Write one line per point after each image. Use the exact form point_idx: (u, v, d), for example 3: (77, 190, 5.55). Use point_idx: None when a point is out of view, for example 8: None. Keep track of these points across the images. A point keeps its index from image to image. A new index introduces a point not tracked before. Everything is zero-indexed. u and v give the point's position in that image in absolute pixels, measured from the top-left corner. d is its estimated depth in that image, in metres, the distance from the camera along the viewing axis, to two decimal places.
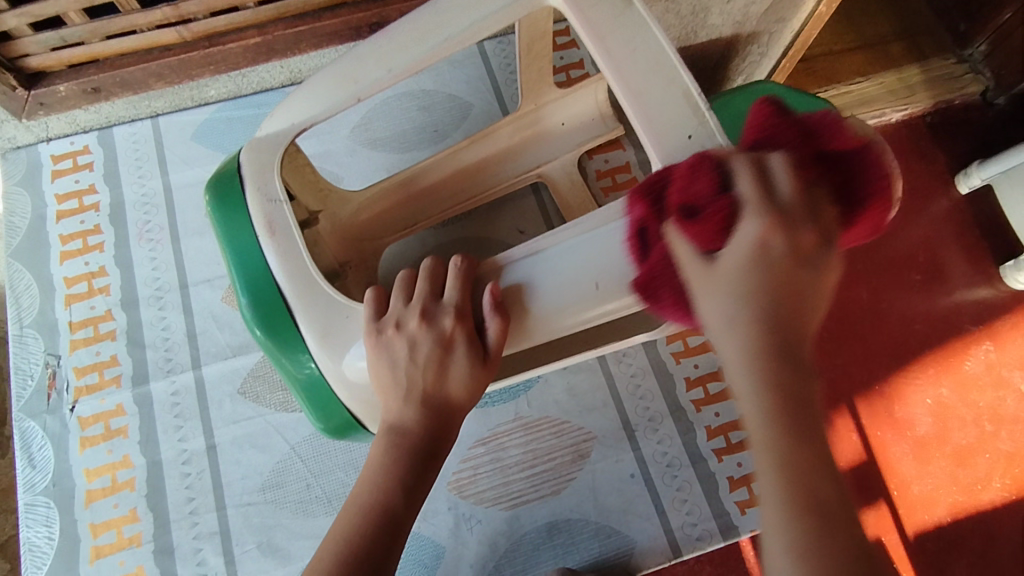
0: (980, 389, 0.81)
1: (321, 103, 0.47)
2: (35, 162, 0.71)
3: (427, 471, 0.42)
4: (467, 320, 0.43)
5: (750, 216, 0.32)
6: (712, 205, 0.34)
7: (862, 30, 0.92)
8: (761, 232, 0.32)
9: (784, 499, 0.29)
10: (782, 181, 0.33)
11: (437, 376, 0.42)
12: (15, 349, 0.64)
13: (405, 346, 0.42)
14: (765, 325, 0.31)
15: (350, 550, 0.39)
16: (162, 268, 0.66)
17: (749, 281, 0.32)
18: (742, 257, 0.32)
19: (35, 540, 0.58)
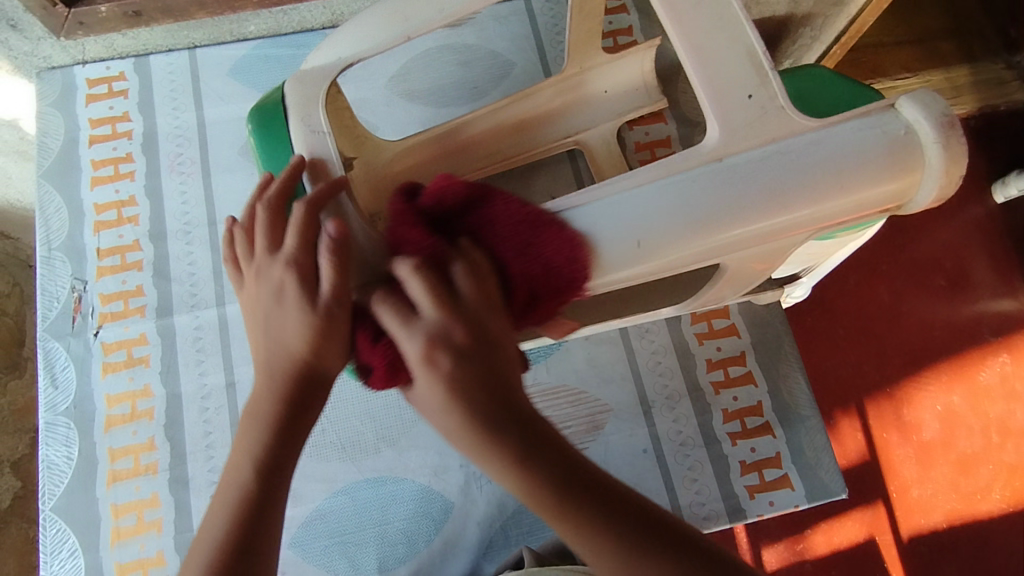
0: (992, 400, 0.85)
1: (369, 37, 0.46)
2: (70, 84, 0.69)
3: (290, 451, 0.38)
4: (300, 268, 0.37)
5: (410, 336, 0.34)
6: (374, 357, 0.36)
7: (915, 24, 0.90)
8: (423, 352, 0.33)
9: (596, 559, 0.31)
10: (442, 302, 0.34)
11: (278, 330, 0.38)
12: (42, 270, 0.64)
13: (263, 290, 0.39)
14: (494, 428, 0.32)
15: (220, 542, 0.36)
16: (191, 203, 0.66)
17: (445, 397, 0.33)
18: (424, 378, 0.33)
19: (54, 458, 0.59)
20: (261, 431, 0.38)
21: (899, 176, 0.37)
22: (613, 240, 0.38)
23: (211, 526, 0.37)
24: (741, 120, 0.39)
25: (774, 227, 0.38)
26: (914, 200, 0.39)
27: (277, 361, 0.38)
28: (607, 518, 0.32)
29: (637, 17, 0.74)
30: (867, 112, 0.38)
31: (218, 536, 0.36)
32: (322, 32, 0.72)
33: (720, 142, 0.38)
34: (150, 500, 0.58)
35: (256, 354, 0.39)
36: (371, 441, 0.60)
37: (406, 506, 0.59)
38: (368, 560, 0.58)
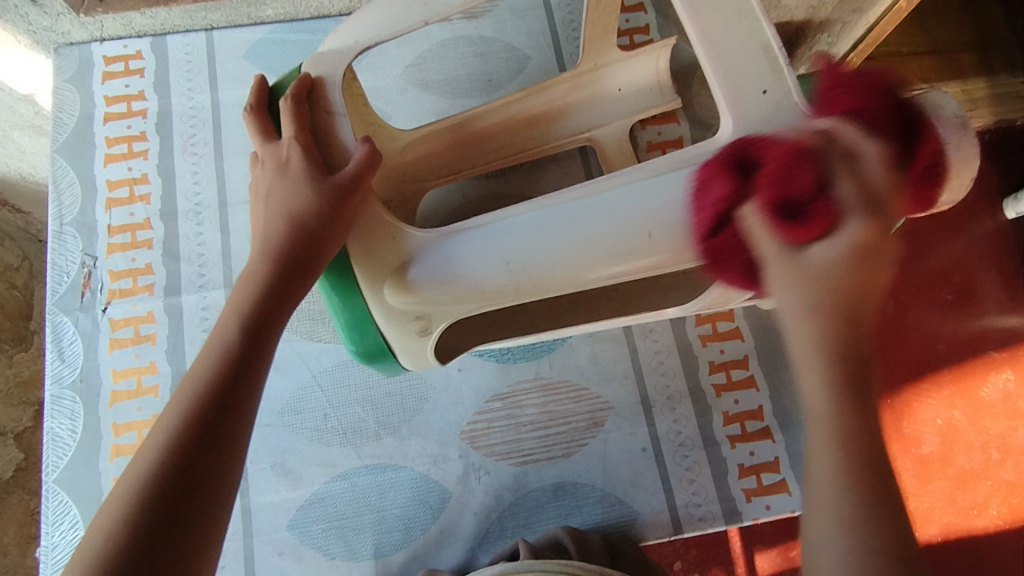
0: (993, 417, 0.85)
1: (386, 21, 0.45)
2: (87, 61, 0.70)
3: (260, 344, 0.41)
4: (302, 142, 0.44)
5: (856, 214, 0.36)
6: (796, 182, 0.36)
7: (934, 34, 0.89)
8: (864, 233, 0.36)
9: (834, 479, 0.35)
10: (876, 165, 0.36)
11: (284, 202, 0.43)
12: (53, 244, 0.64)
13: (268, 171, 0.45)
14: (846, 387, 0.36)
15: (185, 419, 0.37)
16: (203, 183, 0.66)
17: (841, 275, 0.36)
18: (836, 253, 0.36)
19: (58, 431, 0.59)
20: (231, 333, 0.41)
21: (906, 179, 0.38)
22: (624, 230, 0.40)
23: (179, 395, 0.39)
24: (755, 115, 0.40)
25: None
26: (920, 203, 0.40)
27: (278, 242, 0.43)
28: (861, 427, 0.35)
29: (655, 15, 0.73)
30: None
31: (177, 419, 0.38)
32: (339, 18, 0.72)
33: (733, 138, 0.40)
34: None
35: (258, 234, 0.44)
36: (372, 428, 0.61)
37: (404, 494, 0.59)
38: (364, 545, 0.58)
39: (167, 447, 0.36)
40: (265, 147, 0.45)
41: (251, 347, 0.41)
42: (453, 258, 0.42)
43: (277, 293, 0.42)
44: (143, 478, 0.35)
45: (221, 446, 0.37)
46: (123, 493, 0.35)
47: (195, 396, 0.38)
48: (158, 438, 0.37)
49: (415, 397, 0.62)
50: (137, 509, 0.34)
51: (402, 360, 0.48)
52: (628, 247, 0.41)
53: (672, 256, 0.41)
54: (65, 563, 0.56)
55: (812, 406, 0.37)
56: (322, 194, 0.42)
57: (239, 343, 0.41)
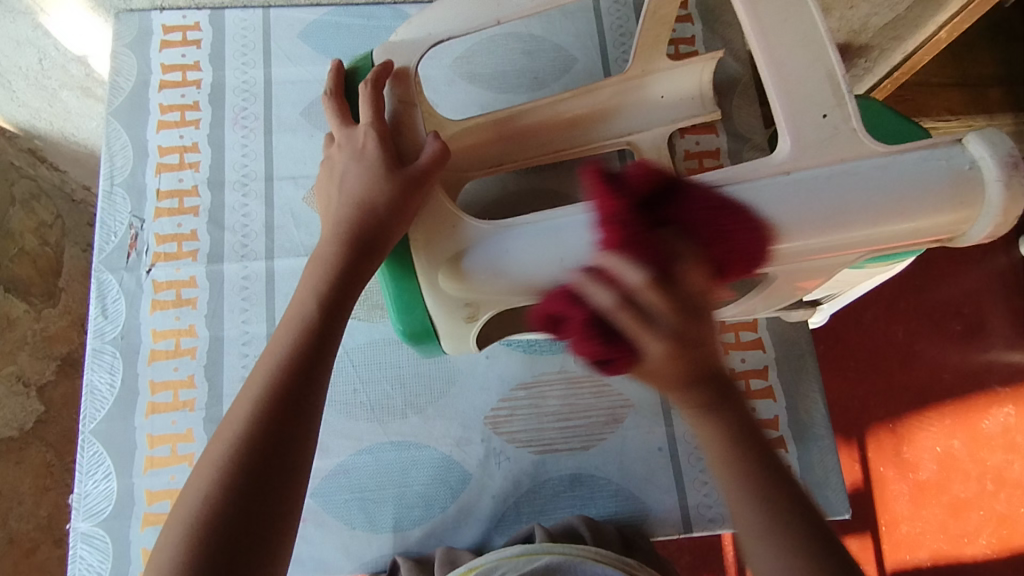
0: (991, 449, 0.88)
1: (459, 17, 0.47)
2: (146, 28, 0.71)
3: (336, 319, 0.44)
4: (378, 130, 0.47)
5: (650, 339, 0.32)
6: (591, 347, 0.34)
7: (967, 68, 0.91)
8: (663, 356, 0.32)
9: (725, 482, 0.36)
10: (651, 299, 0.31)
11: (354, 184, 0.47)
12: (103, 204, 0.66)
13: (343, 154, 0.48)
14: (734, 438, 0.35)
15: (270, 389, 0.40)
16: (251, 156, 0.68)
17: (670, 372, 0.33)
18: (660, 352, 0.32)
19: (97, 384, 0.61)
20: (309, 311, 0.43)
21: (957, 210, 0.39)
22: None
23: (262, 369, 0.41)
24: (814, 137, 0.41)
25: (830, 242, 0.40)
26: (965, 235, 0.42)
27: (349, 222, 0.46)
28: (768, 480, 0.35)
29: (701, 28, 0.75)
30: (932, 144, 0.40)
31: (262, 391, 0.40)
32: (393, 6, 0.74)
33: (791, 157, 0.41)
34: (185, 435, 0.60)
35: (326, 210, 0.48)
36: (400, 406, 0.63)
37: (426, 472, 0.61)
38: (384, 518, 0.60)
39: (255, 417, 0.39)
40: (344, 128, 0.49)
41: (326, 325, 0.43)
42: (505, 252, 0.43)
43: (350, 273, 0.45)
44: (232, 445, 0.38)
45: (303, 417, 0.40)
46: (219, 456, 0.38)
47: (277, 370, 0.41)
48: (246, 408, 0.39)
49: (443, 379, 0.64)
50: (230, 475, 0.37)
51: (446, 345, 0.51)
52: None
53: None
54: (96, 512, 0.58)
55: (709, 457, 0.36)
56: (397, 179, 0.45)
57: (317, 318, 0.43)
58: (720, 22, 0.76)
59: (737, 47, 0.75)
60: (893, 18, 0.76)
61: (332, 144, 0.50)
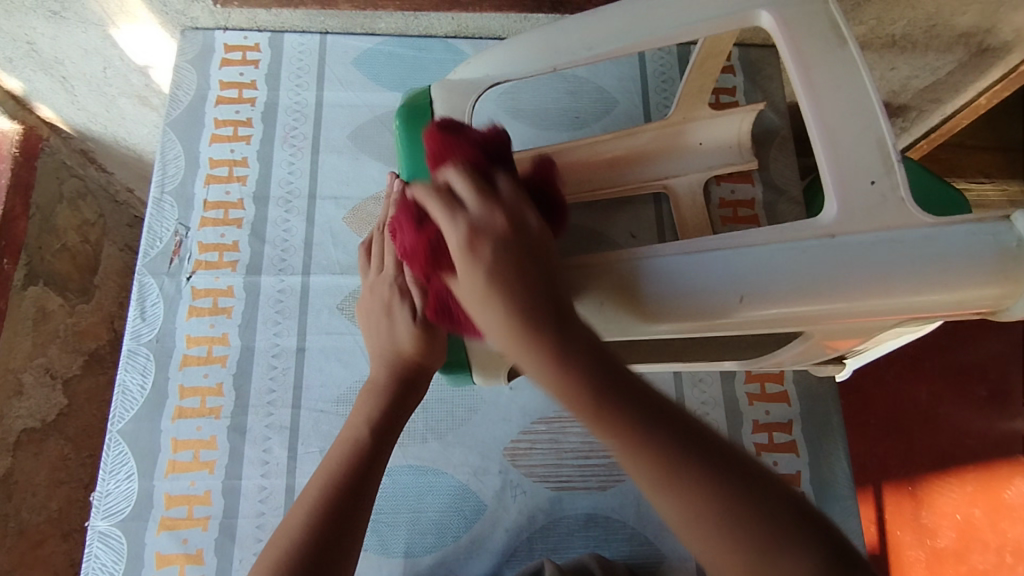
0: (1012, 520, 0.86)
1: (517, 62, 0.50)
2: (208, 46, 0.75)
3: (396, 420, 0.50)
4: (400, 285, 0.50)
5: (455, 221, 0.39)
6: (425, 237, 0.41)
7: (1002, 134, 0.92)
8: (460, 231, 0.38)
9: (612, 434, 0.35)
10: (487, 219, 0.38)
11: (386, 336, 0.50)
12: (152, 210, 0.68)
13: (375, 302, 0.51)
14: (564, 350, 0.36)
15: (340, 474, 0.46)
16: (297, 174, 0.70)
17: (483, 268, 0.38)
18: (459, 246, 0.38)
19: (129, 384, 0.63)
20: (361, 436, 0.48)
21: (1001, 284, 0.40)
22: (715, 290, 0.41)
23: (329, 462, 0.47)
24: (862, 204, 0.41)
25: (874, 304, 0.41)
26: (1008, 310, 0.42)
27: (386, 366, 0.51)
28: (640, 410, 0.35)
29: (742, 79, 0.77)
30: (979, 218, 0.41)
31: (329, 474, 0.46)
32: (445, 40, 0.76)
33: (837, 220, 0.41)
34: (208, 441, 0.61)
35: (369, 349, 0.53)
36: (420, 430, 0.63)
37: (440, 499, 0.61)
38: (396, 542, 0.60)
39: (323, 495, 0.45)
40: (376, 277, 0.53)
41: (375, 452, 0.48)
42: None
43: (395, 410, 0.51)
44: (294, 553, 0.42)
45: (363, 496, 0.46)
46: (291, 529, 0.43)
47: (330, 489, 0.45)
48: (313, 486, 0.46)
49: (465, 406, 0.64)
50: (302, 541, 0.42)
51: (475, 376, 0.53)
52: (717, 308, 0.41)
53: (739, 322, 0.42)
54: (115, 512, 0.59)
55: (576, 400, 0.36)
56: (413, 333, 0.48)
57: (382, 416, 0.50)
58: (761, 75, 0.78)
59: (777, 100, 0.76)
60: (932, 82, 0.78)
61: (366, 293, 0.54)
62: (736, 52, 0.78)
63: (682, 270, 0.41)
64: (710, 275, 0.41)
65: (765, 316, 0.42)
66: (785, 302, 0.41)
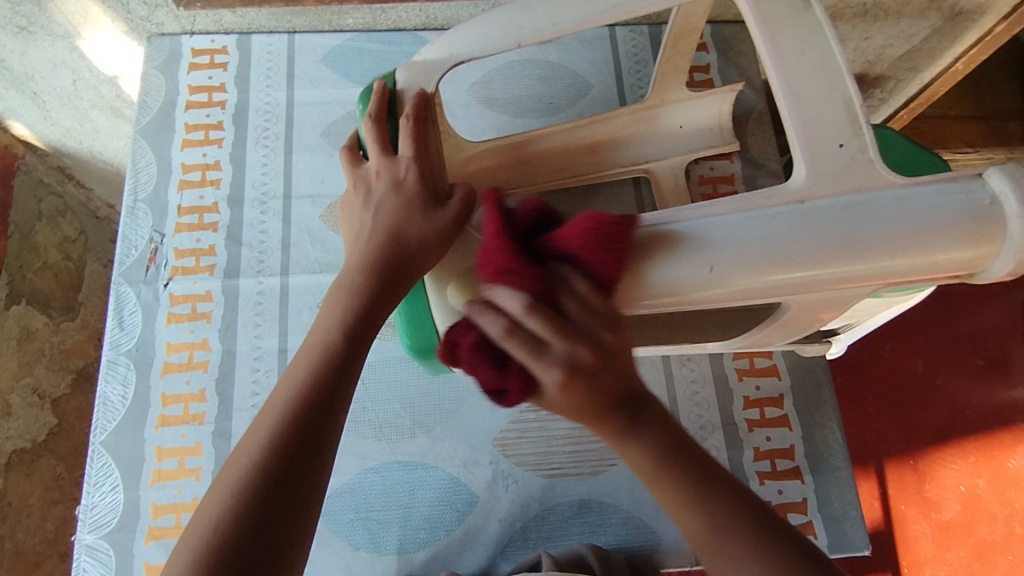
0: (1019, 489, 0.85)
1: (483, 38, 0.49)
2: (175, 52, 0.74)
3: (375, 314, 0.43)
4: (419, 166, 0.47)
5: (544, 368, 0.34)
6: (504, 377, 0.36)
7: (985, 100, 0.91)
8: (558, 379, 0.34)
9: (674, 498, 0.37)
10: (538, 315, 0.34)
11: (388, 218, 0.46)
12: (125, 218, 0.68)
13: (377, 189, 0.47)
14: (633, 433, 0.36)
15: (305, 389, 0.39)
16: (271, 175, 0.69)
17: (579, 407, 0.35)
18: (556, 401, 0.35)
19: (110, 395, 0.62)
20: (332, 338, 0.41)
21: (978, 245, 0.39)
22: (686, 257, 0.40)
23: (292, 375, 0.40)
24: (832, 167, 0.41)
25: (846, 274, 0.40)
26: (989, 269, 0.41)
27: (375, 250, 0.45)
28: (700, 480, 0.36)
29: (716, 56, 0.76)
30: (952, 177, 0.40)
31: (294, 390, 0.39)
32: (415, 33, 0.75)
33: (806, 184, 0.41)
34: (193, 448, 0.60)
35: (358, 235, 0.47)
36: (408, 425, 0.62)
37: (431, 493, 0.60)
38: (389, 540, 0.59)
39: (287, 415, 0.38)
40: (383, 160, 0.48)
41: (348, 355, 0.41)
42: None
43: (374, 302, 0.43)
44: (252, 466, 0.36)
45: (335, 411, 0.39)
46: (248, 461, 0.36)
47: (295, 394, 0.39)
48: (277, 406, 0.38)
49: (452, 398, 0.64)
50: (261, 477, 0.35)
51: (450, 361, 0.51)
52: (689, 279, 0.40)
53: (713, 295, 0.41)
54: (101, 524, 0.58)
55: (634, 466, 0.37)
56: (431, 223, 0.44)
57: (356, 314, 0.42)
58: (734, 51, 0.77)
59: (753, 76, 0.76)
60: (908, 49, 0.77)
61: (363, 178, 0.49)
62: (707, 29, 0.78)
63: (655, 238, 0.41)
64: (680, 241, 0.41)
65: (733, 291, 0.41)
66: (757, 270, 0.40)
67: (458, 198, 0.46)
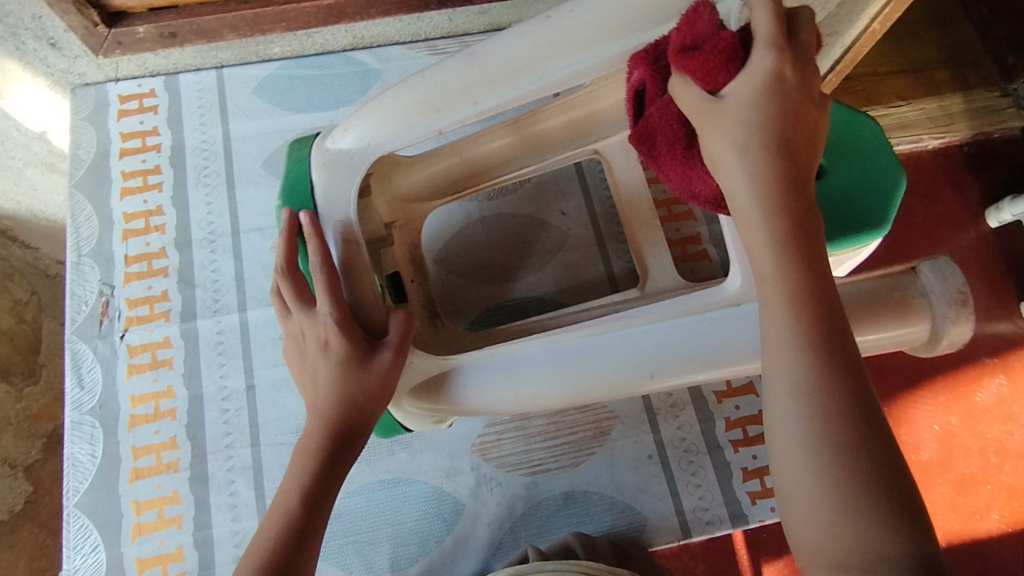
0: (989, 421, 0.84)
1: (401, 126, 0.49)
2: (103, 100, 0.73)
3: (333, 474, 0.46)
4: (342, 324, 0.45)
5: (762, 50, 0.34)
6: (711, 40, 0.36)
7: (912, 54, 0.93)
8: (772, 62, 0.34)
9: (777, 269, 0.33)
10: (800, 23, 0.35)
11: (326, 380, 0.46)
12: (71, 275, 0.67)
13: (308, 344, 0.47)
14: (776, 185, 0.34)
15: (271, 554, 0.43)
16: (216, 213, 0.69)
17: (757, 110, 0.34)
18: (751, 84, 0.34)
19: (79, 456, 0.61)
20: (291, 501, 0.45)
21: (908, 330, 0.49)
22: (629, 368, 0.46)
23: (259, 542, 0.44)
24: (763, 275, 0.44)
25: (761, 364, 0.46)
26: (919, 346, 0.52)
27: (325, 412, 0.46)
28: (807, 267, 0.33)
29: None
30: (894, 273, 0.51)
31: (260, 558, 0.43)
32: (344, 54, 0.75)
33: (740, 291, 0.45)
34: (171, 497, 0.60)
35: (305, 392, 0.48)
36: (386, 443, 0.63)
37: (416, 507, 0.61)
38: (381, 559, 0.60)
39: None
40: (306, 315, 0.47)
41: (308, 516, 0.45)
42: (466, 387, 0.48)
43: (331, 464, 0.46)
44: None
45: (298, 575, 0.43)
46: None
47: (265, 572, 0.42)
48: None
49: None
50: None
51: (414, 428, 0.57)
52: (631, 382, 0.47)
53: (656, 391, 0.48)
54: None
55: (755, 242, 0.34)
56: (371, 376, 0.45)
57: (313, 478, 0.45)
58: None
59: None
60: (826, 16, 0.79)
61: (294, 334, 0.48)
62: None
63: (600, 352, 0.46)
64: (619, 354, 0.46)
65: (688, 378, 0.47)
66: (691, 371, 0.46)
67: (392, 337, 0.46)
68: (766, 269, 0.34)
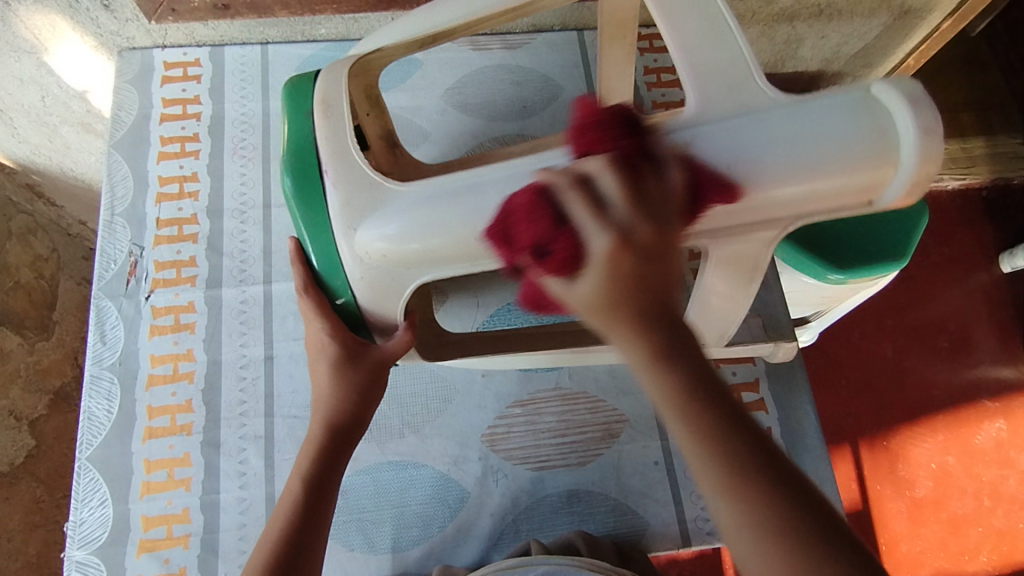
0: (985, 464, 0.84)
1: (435, 261, 0.41)
2: (148, 65, 0.74)
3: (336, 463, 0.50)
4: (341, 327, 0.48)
5: (597, 230, 0.32)
6: (557, 243, 0.33)
7: (939, 94, 0.94)
8: (611, 247, 0.31)
9: (696, 442, 0.30)
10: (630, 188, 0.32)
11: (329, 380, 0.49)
12: (103, 232, 0.68)
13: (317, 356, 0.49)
14: (663, 353, 0.31)
15: (283, 540, 0.46)
16: (249, 185, 0.70)
17: (617, 291, 0.31)
18: (596, 279, 0.31)
19: (95, 410, 0.62)
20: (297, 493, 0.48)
21: None
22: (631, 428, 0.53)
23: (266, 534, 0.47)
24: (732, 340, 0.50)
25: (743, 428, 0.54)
26: None
27: (329, 414, 0.50)
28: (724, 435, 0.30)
29: None
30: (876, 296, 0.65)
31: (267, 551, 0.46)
32: None
33: None
34: (182, 459, 0.60)
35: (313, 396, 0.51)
36: (396, 425, 0.63)
37: (423, 490, 0.61)
38: (383, 539, 0.60)
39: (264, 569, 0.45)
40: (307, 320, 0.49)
41: (311, 506, 0.48)
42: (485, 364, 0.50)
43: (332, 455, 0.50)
44: None
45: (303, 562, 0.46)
46: None
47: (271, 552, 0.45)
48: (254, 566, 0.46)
49: (440, 396, 0.65)
50: None
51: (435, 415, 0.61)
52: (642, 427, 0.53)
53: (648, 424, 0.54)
54: (91, 539, 0.58)
55: (666, 416, 0.31)
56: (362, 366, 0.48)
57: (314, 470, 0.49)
58: None
59: None
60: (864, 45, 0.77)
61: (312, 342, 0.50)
62: None
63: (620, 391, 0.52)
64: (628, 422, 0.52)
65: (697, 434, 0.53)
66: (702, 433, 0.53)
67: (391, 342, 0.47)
68: (731, 514, 0.30)
